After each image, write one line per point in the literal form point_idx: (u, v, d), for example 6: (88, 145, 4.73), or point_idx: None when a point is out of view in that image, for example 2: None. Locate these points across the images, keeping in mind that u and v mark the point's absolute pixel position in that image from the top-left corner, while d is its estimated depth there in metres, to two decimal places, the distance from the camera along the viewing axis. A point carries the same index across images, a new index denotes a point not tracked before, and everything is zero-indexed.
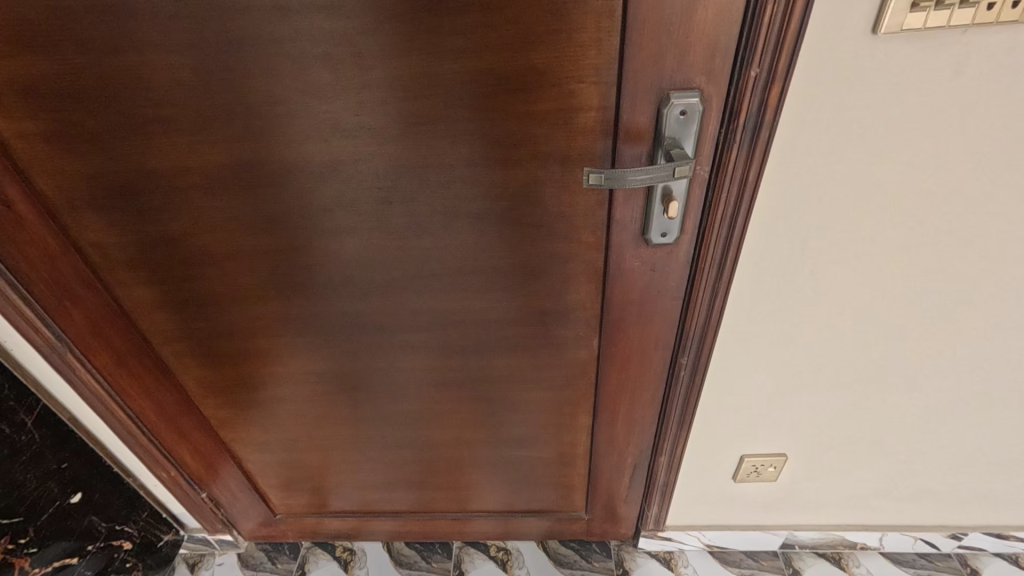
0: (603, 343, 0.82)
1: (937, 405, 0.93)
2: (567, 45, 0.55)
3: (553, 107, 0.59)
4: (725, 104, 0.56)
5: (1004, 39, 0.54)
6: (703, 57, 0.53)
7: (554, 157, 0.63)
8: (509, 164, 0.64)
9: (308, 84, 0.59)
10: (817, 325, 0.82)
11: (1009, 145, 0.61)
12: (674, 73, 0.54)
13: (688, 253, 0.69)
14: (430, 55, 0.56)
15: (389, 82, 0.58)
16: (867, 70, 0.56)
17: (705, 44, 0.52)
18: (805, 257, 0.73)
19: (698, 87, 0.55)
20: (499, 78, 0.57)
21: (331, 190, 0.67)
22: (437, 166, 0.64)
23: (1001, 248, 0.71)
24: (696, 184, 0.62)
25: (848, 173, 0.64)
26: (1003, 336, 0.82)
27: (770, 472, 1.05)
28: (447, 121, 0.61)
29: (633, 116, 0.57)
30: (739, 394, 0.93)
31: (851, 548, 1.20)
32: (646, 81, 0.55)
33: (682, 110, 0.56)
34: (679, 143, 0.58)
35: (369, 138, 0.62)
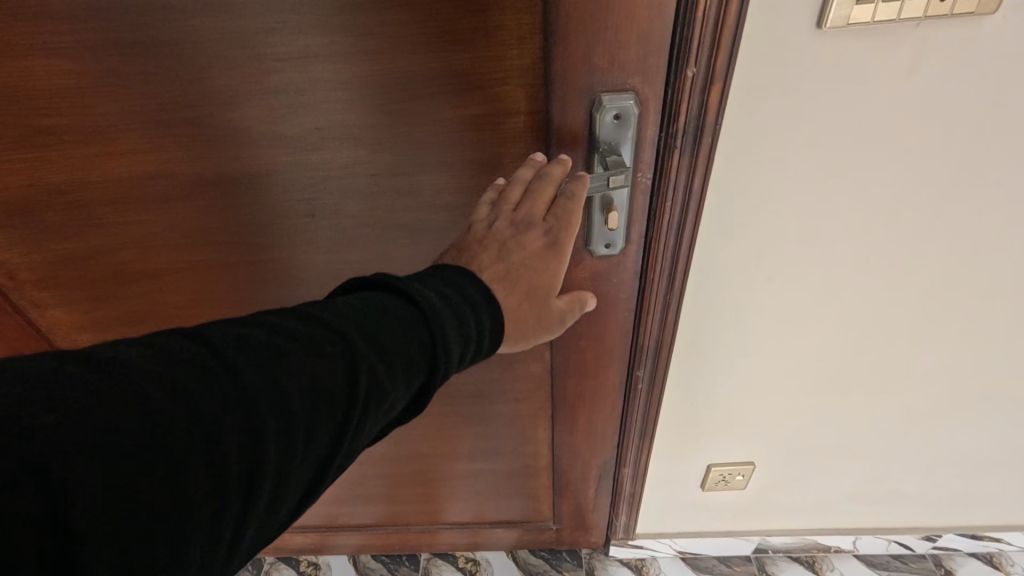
0: (556, 355, 0.78)
1: (905, 410, 0.90)
2: (489, 44, 0.50)
3: (480, 113, 0.54)
4: (662, 107, 0.51)
5: (959, 32, 0.50)
6: (634, 56, 0.48)
7: (485, 166, 0.58)
8: (437, 174, 0.59)
9: (207, 91, 0.53)
10: (778, 333, 0.78)
11: (969, 145, 0.58)
12: (604, 75, 0.49)
13: (636, 263, 0.65)
14: (338, 57, 0.51)
15: (299, 87, 0.53)
16: (815, 67, 0.52)
17: (636, 41, 0.47)
18: (761, 264, 0.69)
19: (632, 89, 0.50)
20: (417, 80, 0.52)
21: (248, 204, 0.62)
22: (360, 176, 0.59)
23: (966, 251, 0.68)
24: (639, 193, 0.57)
25: (801, 177, 0.60)
26: (969, 339, 0.79)
27: (737, 480, 1.02)
28: (367, 129, 0.56)
29: (565, 121, 0.53)
30: (704, 403, 0.90)
31: (825, 551, 1.18)
32: (576, 83, 0.50)
33: (616, 115, 0.51)
34: (616, 150, 0.53)
35: (284, 149, 0.57)
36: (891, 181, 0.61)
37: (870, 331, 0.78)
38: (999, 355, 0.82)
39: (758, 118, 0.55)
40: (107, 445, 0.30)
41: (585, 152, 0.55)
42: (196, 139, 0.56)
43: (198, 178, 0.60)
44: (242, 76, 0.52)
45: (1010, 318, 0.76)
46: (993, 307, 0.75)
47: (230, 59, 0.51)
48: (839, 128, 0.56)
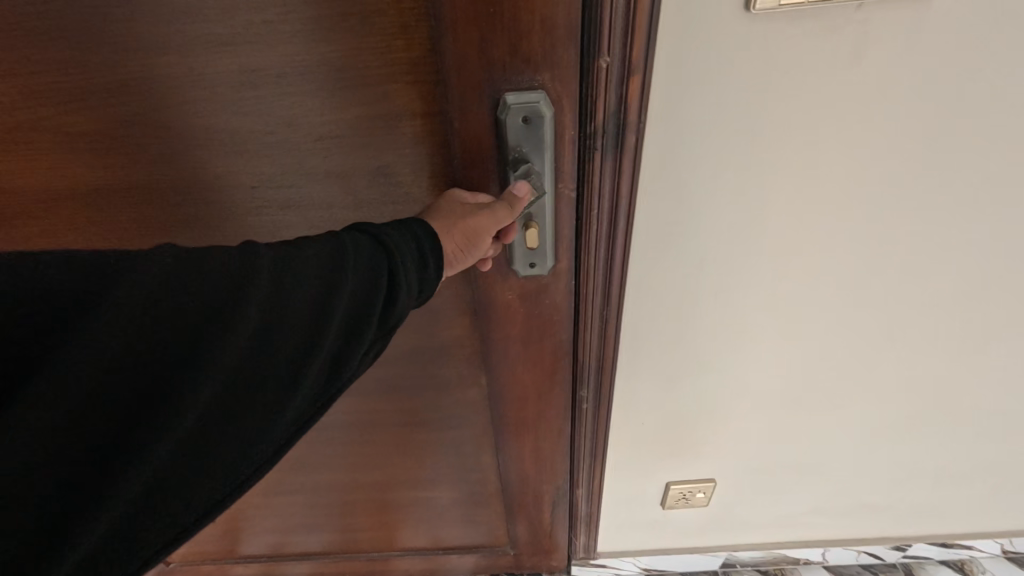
0: (492, 379, 0.72)
1: (867, 422, 0.86)
2: (374, 30, 0.44)
3: (375, 114, 0.48)
4: (578, 106, 0.45)
5: (907, 15, 0.44)
6: (538, 45, 0.42)
7: (386, 175, 0.52)
8: (331, 185, 0.52)
9: (53, 89, 0.47)
10: (730, 347, 0.73)
11: (921, 142, 0.52)
12: (506, 67, 0.43)
13: (569, 282, 0.58)
14: (197, 49, 0.44)
15: (161, 84, 0.46)
16: (750, 55, 0.46)
17: (538, 27, 0.41)
18: (706, 275, 0.64)
19: (539, 87, 0.44)
20: (293, 77, 0.46)
21: (122, 217, 0.55)
22: (245, 188, 0.53)
23: (926, 253, 0.63)
24: (563, 204, 0.51)
25: (742, 179, 0.54)
26: (929, 347, 0.75)
27: (699, 497, 0.97)
28: (247, 134, 0.49)
29: (468, 123, 0.46)
30: (659, 419, 0.84)
31: (794, 563, 1.13)
32: (474, 79, 0.44)
33: (524, 117, 0.45)
34: (529, 158, 0.47)
35: (155, 157, 0.50)
36: (841, 180, 0.55)
37: (827, 340, 0.73)
38: (964, 361, 0.77)
39: (691, 115, 0.49)
40: (116, 380, 0.34)
41: (496, 160, 0.49)
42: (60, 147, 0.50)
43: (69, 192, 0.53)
44: (92, 72, 0.45)
45: (973, 322, 0.72)
46: (956, 311, 0.71)
47: (77, 54, 0.44)
48: (781, 125, 0.50)
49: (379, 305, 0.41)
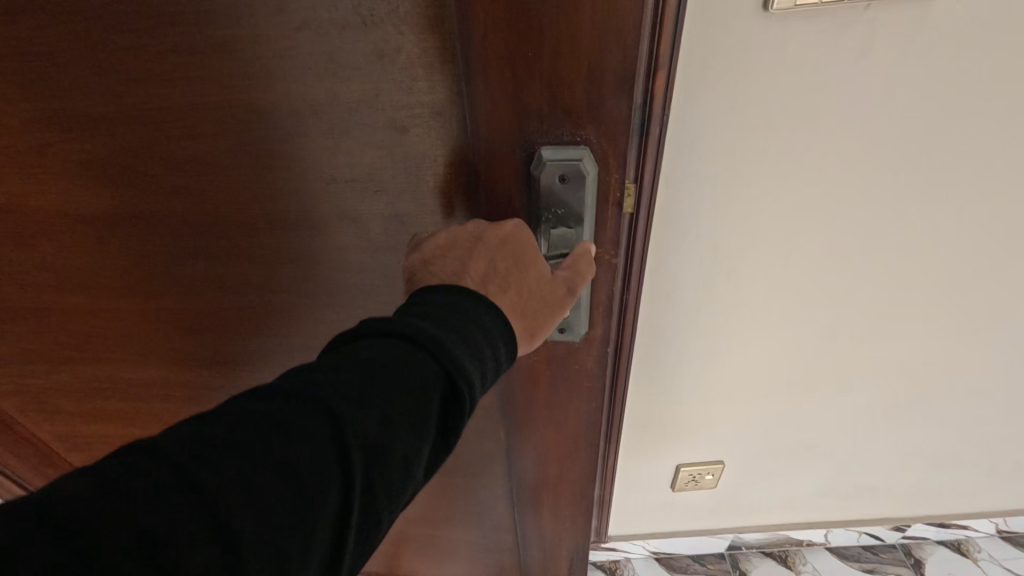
0: (516, 438, 0.76)
1: (870, 405, 0.90)
2: (417, 71, 0.46)
3: (409, 148, 0.51)
4: (611, 151, 0.48)
5: (910, 16, 0.48)
6: (580, 93, 0.45)
7: (422, 211, 0.55)
8: (374, 218, 0.57)
9: (139, 130, 0.52)
10: (742, 331, 0.77)
11: (924, 134, 0.56)
12: (548, 118, 0.47)
13: (604, 306, 0.61)
14: (247, 95, 0.48)
15: (212, 109, 0.49)
16: (767, 52, 0.49)
17: (583, 70, 0.44)
18: (722, 262, 0.67)
19: (577, 138, 0.48)
20: (334, 119, 0.49)
21: (189, 244, 0.60)
22: (295, 221, 0.57)
23: (926, 239, 0.67)
24: (605, 231, 0.54)
25: (757, 169, 0.58)
26: (930, 332, 0.79)
27: (707, 479, 1.00)
28: (293, 163, 0.52)
29: (504, 166, 0.50)
30: (671, 406, 0.88)
31: (797, 546, 1.17)
32: (513, 125, 0.47)
33: (562, 173, 0.48)
34: (569, 203, 0.50)
35: (206, 178, 0.54)
36: (846, 170, 0.59)
37: (834, 325, 0.77)
38: (961, 345, 0.81)
39: (710, 110, 0.53)
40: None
41: (530, 206, 0.52)
42: (149, 182, 0.55)
43: (136, 208, 0.58)
44: (169, 109, 0.50)
45: (970, 307, 0.76)
46: (953, 297, 0.74)
47: (139, 77, 0.48)
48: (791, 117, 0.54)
49: (438, 408, 0.36)
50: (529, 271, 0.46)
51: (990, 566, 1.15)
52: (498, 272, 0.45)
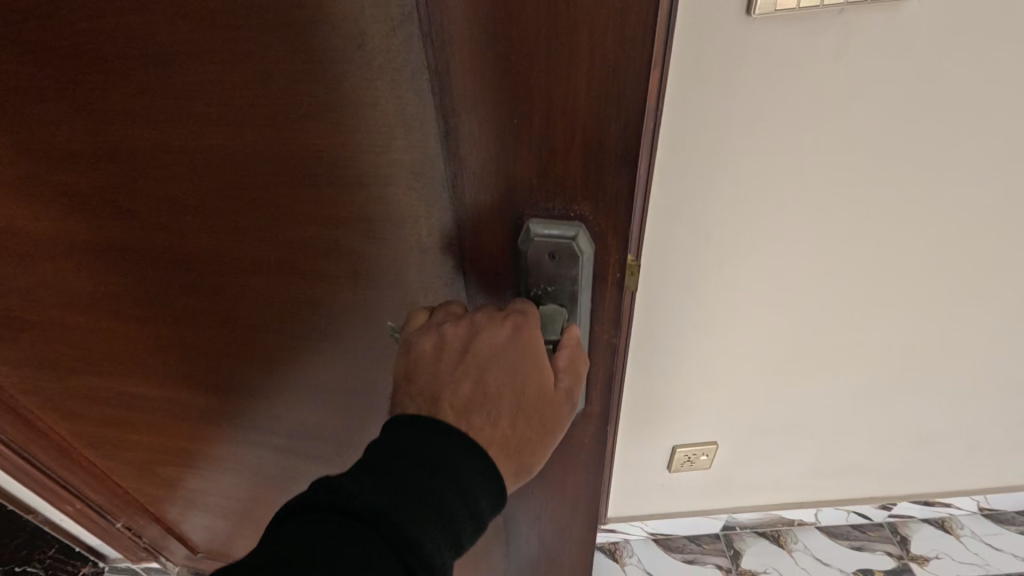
0: (512, 500, 0.66)
1: (857, 387, 0.94)
2: (387, 130, 0.40)
3: (383, 205, 0.44)
4: (611, 223, 0.41)
5: (882, 19, 0.52)
6: (574, 164, 0.37)
7: (399, 271, 0.49)
8: (346, 276, 0.51)
9: (102, 160, 0.47)
10: (731, 318, 0.81)
11: (897, 126, 0.60)
12: (538, 191, 0.39)
13: (607, 379, 0.53)
14: (206, 135, 0.43)
15: (176, 156, 0.45)
16: (750, 53, 0.54)
17: (577, 144, 0.36)
18: (712, 252, 0.71)
19: (571, 211, 0.40)
20: (298, 171, 0.43)
21: (165, 278, 0.56)
22: (264, 270, 0.52)
23: (904, 225, 0.71)
24: (604, 307, 0.47)
25: (743, 163, 0.62)
26: (910, 314, 0.83)
27: (702, 460, 1.05)
28: (260, 216, 0.47)
29: (488, 235, 0.42)
30: (667, 389, 0.92)
31: (789, 525, 1.22)
32: (498, 199, 0.40)
33: (550, 251, 0.41)
34: (559, 281, 0.44)
35: (179, 225, 0.50)
36: (829, 158, 0.63)
37: (819, 310, 0.81)
38: (940, 326, 0.86)
39: (700, 108, 0.57)
40: None
41: (518, 283, 0.45)
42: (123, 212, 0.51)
43: (112, 239, 0.54)
44: (132, 140, 0.44)
45: (947, 289, 0.80)
46: (932, 280, 0.79)
47: (98, 115, 0.43)
48: (776, 110, 0.58)
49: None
50: (520, 386, 0.43)
51: (973, 541, 1.20)
52: (483, 397, 0.43)
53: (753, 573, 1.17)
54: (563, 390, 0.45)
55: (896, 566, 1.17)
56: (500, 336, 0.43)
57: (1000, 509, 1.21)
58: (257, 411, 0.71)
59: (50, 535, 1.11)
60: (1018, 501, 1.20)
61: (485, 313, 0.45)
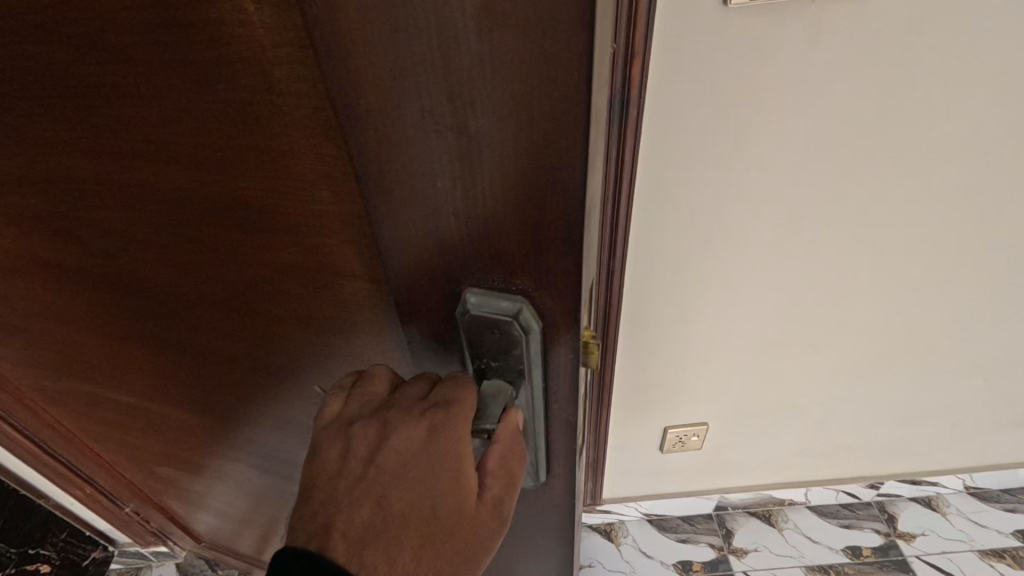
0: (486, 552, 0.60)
1: (843, 366, 0.97)
2: (304, 180, 0.32)
3: (313, 253, 0.38)
4: (564, 302, 0.32)
5: (852, 8, 0.54)
6: (513, 232, 0.29)
7: (342, 319, 0.43)
8: (289, 319, 0.45)
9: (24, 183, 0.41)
10: (714, 301, 0.84)
11: (870, 112, 0.63)
12: (473, 257, 0.31)
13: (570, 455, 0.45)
14: (120, 167, 0.36)
15: (85, 183, 0.39)
16: (726, 42, 0.56)
17: (514, 214, 0.28)
18: (695, 235, 0.74)
19: (514, 286, 0.32)
20: (221, 211, 0.37)
21: (116, 303, 0.51)
22: (207, 304, 0.47)
23: (886, 207, 0.73)
24: (559, 387, 0.39)
25: (722, 150, 0.65)
26: (890, 295, 0.86)
27: (693, 441, 1.08)
28: (191, 252, 0.41)
29: (420, 303, 0.34)
30: (657, 370, 0.95)
31: (780, 505, 1.25)
32: (426, 265, 0.32)
33: (489, 327, 0.34)
34: (501, 361, 0.36)
35: (109, 253, 0.45)
36: (811, 142, 0.65)
37: (802, 292, 0.84)
38: (923, 307, 0.88)
39: (679, 97, 0.59)
40: None
41: (458, 357, 0.37)
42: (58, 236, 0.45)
43: (54, 259, 0.48)
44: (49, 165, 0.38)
45: (928, 270, 0.83)
46: (914, 260, 0.81)
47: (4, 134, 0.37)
48: (755, 97, 0.60)
49: None
50: (428, 506, 0.36)
51: (958, 518, 1.23)
52: (383, 524, 0.36)
53: (744, 551, 1.21)
54: (489, 501, 0.38)
55: (883, 543, 1.20)
56: (412, 440, 0.36)
57: (985, 487, 1.25)
58: (232, 434, 0.67)
59: (62, 519, 1.15)
60: (1002, 478, 1.23)
61: (402, 409, 0.37)
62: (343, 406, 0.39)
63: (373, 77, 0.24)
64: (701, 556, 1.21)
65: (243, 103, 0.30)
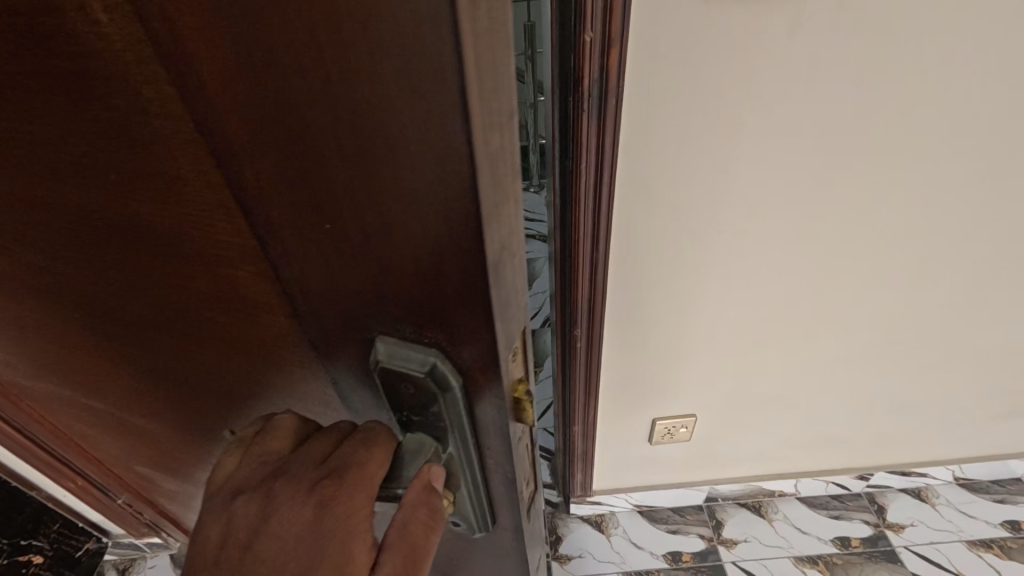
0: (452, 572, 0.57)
1: (830, 357, 0.97)
2: (203, 212, 0.27)
3: (218, 288, 0.32)
4: (489, 362, 0.27)
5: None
6: (416, 285, 0.24)
7: (262, 359, 0.36)
8: (207, 353, 0.39)
9: None
10: (700, 293, 0.84)
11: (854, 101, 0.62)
12: (377, 307, 0.26)
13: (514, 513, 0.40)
14: None
15: None
16: (706, 33, 0.56)
17: (416, 262, 0.23)
18: (679, 228, 0.74)
19: (428, 339, 0.27)
20: (103, 233, 0.30)
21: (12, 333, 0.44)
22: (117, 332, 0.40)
23: (870, 196, 0.73)
24: (493, 449, 0.33)
25: (703, 141, 0.65)
26: (875, 287, 0.86)
27: (682, 432, 1.08)
28: (83, 280, 0.35)
29: (337, 341, 0.30)
30: (644, 362, 0.95)
31: (770, 496, 1.25)
32: (333, 304, 0.27)
33: (404, 381, 0.29)
34: (420, 418, 0.31)
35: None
36: (794, 131, 0.65)
37: (787, 283, 0.84)
38: (910, 298, 0.89)
39: (659, 88, 0.59)
40: None
41: (380, 408, 0.32)
42: None
43: None
44: None
45: (914, 261, 0.83)
46: (900, 251, 0.81)
47: None
48: (735, 89, 0.60)
49: None
50: None
51: (947, 509, 1.23)
52: None
53: (734, 541, 1.21)
54: None
55: (873, 534, 1.21)
56: (302, 515, 0.32)
57: (975, 478, 1.25)
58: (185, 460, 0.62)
59: (54, 510, 1.15)
60: (992, 470, 1.24)
61: (291, 479, 0.33)
62: (237, 465, 0.35)
63: (225, 90, 0.20)
64: (691, 547, 1.21)
65: (114, 129, 0.24)
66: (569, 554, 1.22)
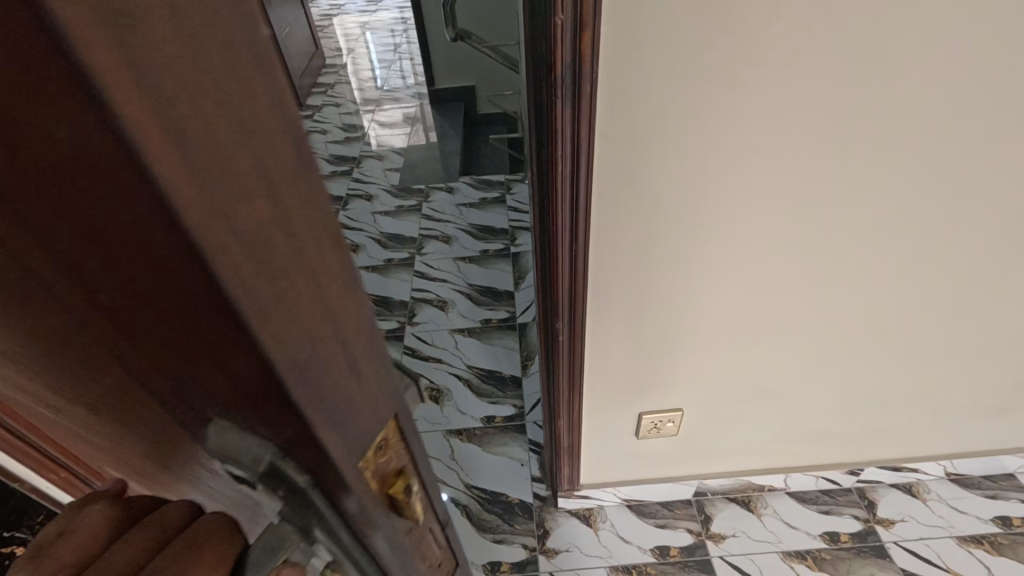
0: None
1: (818, 351, 0.96)
2: None
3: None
4: (319, 440, 0.24)
5: None
6: (196, 360, 0.21)
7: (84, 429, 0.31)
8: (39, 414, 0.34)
9: None
10: (683, 286, 0.82)
11: (836, 86, 0.61)
12: (174, 385, 0.22)
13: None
14: None
15: None
16: (683, 15, 0.54)
17: (186, 330, 0.19)
18: (660, 219, 0.72)
19: (240, 418, 0.23)
20: None
21: None
22: None
23: (856, 185, 0.71)
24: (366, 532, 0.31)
25: (682, 130, 0.63)
26: (862, 279, 0.85)
27: (669, 427, 1.07)
28: None
29: (148, 420, 0.26)
30: (628, 357, 0.93)
31: (760, 491, 1.25)
32: (127, 381, 0.23)
33: (228, 463, 0.25)
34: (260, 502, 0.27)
35: None
36: (777, 118, 0.63)
37: (772, 276, 0.82)
38: (899, 291, 0.87)
39: (636, 74, 0.58)
40: None
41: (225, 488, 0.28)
42: None
43: None
44: None
45: (902, 253, 0.81)
46: (888, 242, 0.79)
47: None
48: (714, 75, 0.58)
49: None
50: None
51: (938, 505, 1.22)
52: None
53: (722, 536, 1.20)
54: None
55: (862, 529, 1.19)
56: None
57: (967, 473, 1.24)
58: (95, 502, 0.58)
59: None
60: (984, 465, 1.23)
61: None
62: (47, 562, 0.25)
63: None
64: (679, 541, 1.20)
65: None
66: (557, 548, 1.21)
